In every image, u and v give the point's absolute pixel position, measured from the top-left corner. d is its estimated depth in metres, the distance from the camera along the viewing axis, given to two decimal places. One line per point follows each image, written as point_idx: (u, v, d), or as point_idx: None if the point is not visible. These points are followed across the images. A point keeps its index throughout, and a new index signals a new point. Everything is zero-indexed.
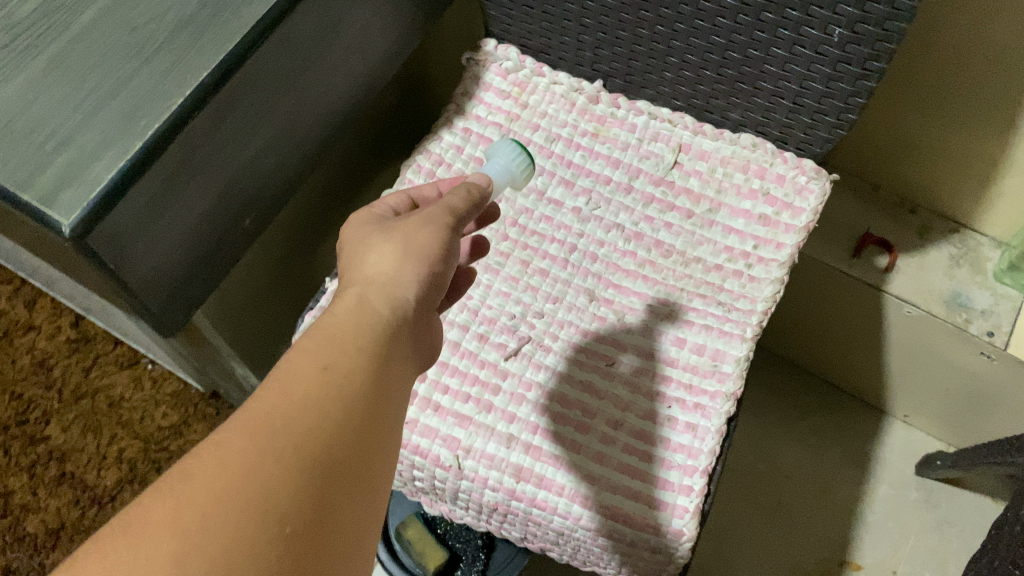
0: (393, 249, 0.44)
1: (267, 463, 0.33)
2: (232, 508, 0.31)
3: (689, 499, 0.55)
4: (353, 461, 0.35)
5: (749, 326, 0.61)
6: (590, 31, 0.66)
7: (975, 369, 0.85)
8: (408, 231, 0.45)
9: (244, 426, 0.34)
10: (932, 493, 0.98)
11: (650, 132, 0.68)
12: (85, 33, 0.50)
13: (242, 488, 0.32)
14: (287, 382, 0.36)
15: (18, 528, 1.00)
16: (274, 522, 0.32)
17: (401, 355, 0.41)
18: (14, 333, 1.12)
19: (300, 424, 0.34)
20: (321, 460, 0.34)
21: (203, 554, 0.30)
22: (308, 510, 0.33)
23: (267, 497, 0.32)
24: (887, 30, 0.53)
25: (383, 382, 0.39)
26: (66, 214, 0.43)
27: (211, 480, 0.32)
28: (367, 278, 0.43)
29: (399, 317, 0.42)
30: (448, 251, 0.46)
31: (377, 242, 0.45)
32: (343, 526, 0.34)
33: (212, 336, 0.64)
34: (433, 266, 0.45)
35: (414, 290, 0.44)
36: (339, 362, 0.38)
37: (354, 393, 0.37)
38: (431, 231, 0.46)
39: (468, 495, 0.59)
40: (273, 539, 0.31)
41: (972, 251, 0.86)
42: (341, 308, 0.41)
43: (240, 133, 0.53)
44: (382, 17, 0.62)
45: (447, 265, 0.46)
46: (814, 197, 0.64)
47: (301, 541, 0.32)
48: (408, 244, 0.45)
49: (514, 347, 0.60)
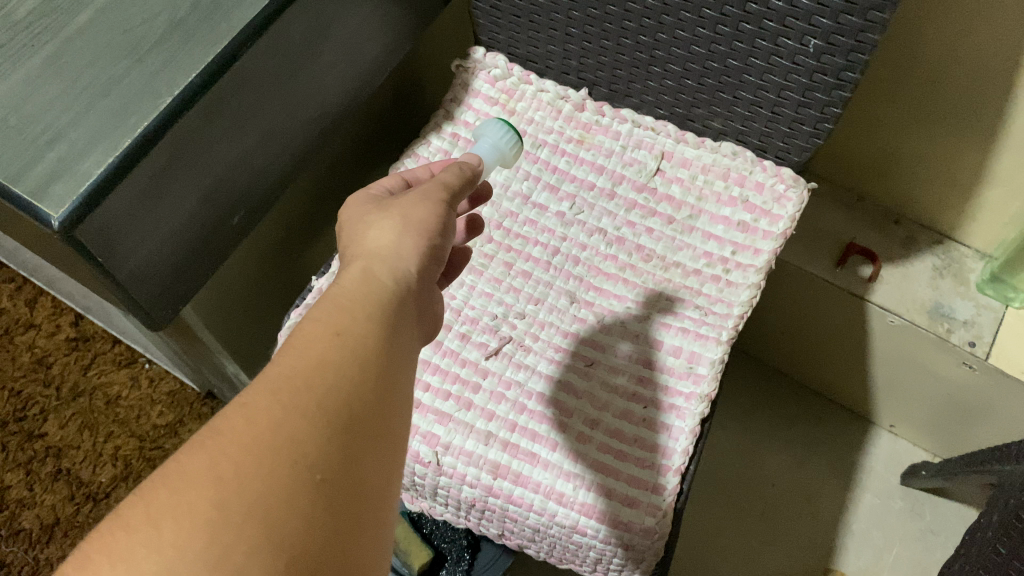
0: (392, 225, 0.46)
1: (294, 418, 0.34)
2: (265, 460, 0.33)
3: (662, 497, 0.56)
4: (373, 414, 0.37)
5: (724, 329, 0.62)
6: (576, 40, 0.67)
7: (958, 379, 0.86)
8: (408, 208, 0.47)
9: (268, 387, 0.35)
10: (917, 503, 0.99)
11: (634, 140, 0.70)
12: (79, 34, 0.51)
13: (272, 439, 0.33)
14: (302, 345, 0.37)
15: (14, 523, 1.01)
16: (305, 472, 0.33)
17: (409, 323, 0.42)
18: (15, 331, 1.14)
19: (321, 382, 0.36)
20: (344, 413, 0.35)
21: (240, 502, 0.31)
22: (336, 459, 0.34)
23: (296, 446, 0.33)
24: (860, 41, 0.54)
25: (397, 342, 0.40)
26: (56, 208, 0.45)
27: (240, 435, 0.33)
28: (368, 251, 0.44)
29: (406, 284, 0.43)
30: (446, 224, 0.47)
31: (377, 220, 0.46)
32: (370, 472, 0.35)
33: (201, 331, 0.66)
34: (432, 239, 0.46)
35: (415, 261, 0.44)
36: (352, 327, 0.39)
37: (367, 351, 0.38)
38: (428, 207, 0.47)
39: (447, 491, 0.59)
40: (305, 487, 0.33)
41: (955, 263, 0.87)
42: (347, 279, 0.42)
43: (229, 132, 0.55)
44: (371, 24, 0.64)
45: (446, 239, 0.47)
46: (792, 205, 0.65)
47: (331, 488, 0.33)
48: (408, 219, 0.46)
49: (495, 346, 0.62)
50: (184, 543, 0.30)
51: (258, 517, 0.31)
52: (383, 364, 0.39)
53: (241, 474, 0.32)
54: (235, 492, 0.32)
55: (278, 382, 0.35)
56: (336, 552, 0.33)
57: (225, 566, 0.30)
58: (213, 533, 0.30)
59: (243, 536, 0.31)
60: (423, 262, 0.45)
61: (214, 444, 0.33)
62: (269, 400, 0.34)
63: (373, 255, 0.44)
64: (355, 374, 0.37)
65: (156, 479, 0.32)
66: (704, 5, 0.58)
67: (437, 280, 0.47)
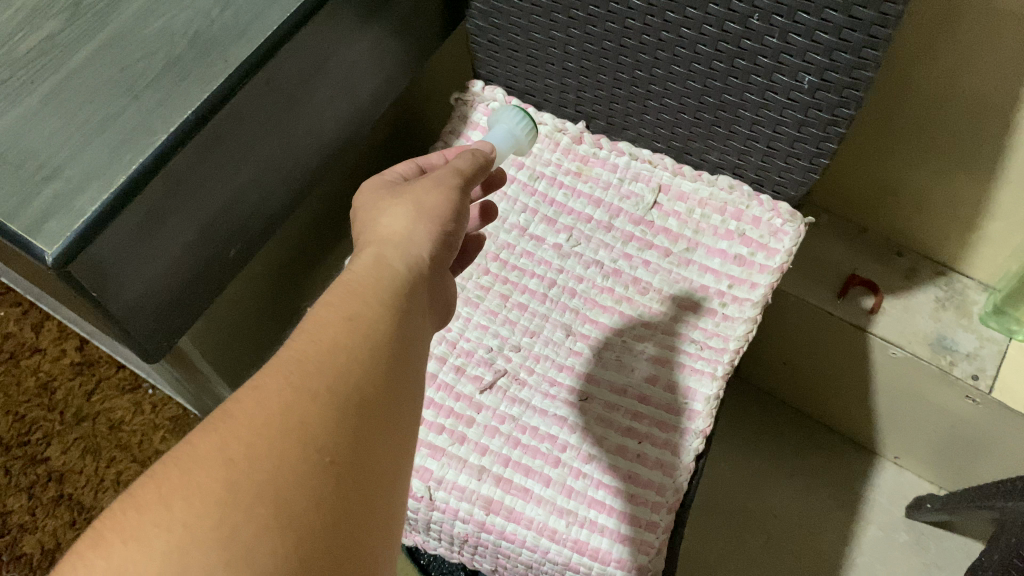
0: (405, 212, 0.47)
1: (303, 400, 0.34)
2: (273, 438, 0.32)
3: (656, 535, 0.56)
4: (379, 404, 0.36)
5: (720, 364, 0.61)
6: (573, 75, 0.68)
7: (961, 413, 0.85)
8: (420, 195, 0.48)
9: (278, 371, 0.35)
10: (921, 536, 0.98)
11: (631, 173, 0.70)
12: (78, 71, 0.52)
13: (283, 421, 0.33)
14: (313, 332, 0.37)
15: (15, 548, 1.02)
16: (315, 452, 0.33)
17: (419, 306, 0.43)
18: (20, 355, 1.14)
19: (330, 368, 0.35)
20: (354, 397, 0.35)
21: (249, 479, 0.31)
22: (345, 443, 0.34)
23: (307, 429, 0.33)
24: (855, 78, 0.55)
25: (406, 330, 0.40)
26: (50, 244, 0.45)
27: (251, 415, 0.33)
28: (381, 237, 0.45)
29: (417, 270, 0.44)
30: (459, 211, 0.49)
31: (390, 207, 0.47)
32: (376, 461, 0.35)
33: (201, 365, 0.66)
34: (444, 226, 0.47)
35: (427, 247, 0.45)
36: (363, 313, 0.39)
37: (377, 343, 0.38)
38: (440, 194, 0.48)
39: (440, 526, 0.59)
40: (313, 466, 0.32)
41: (958, 295, 0.87)
42: (359, 265, 0.43)
43: (226, 166, 0.55)
44: (370, 57, 0.64)
45: (458, 225, 0.48)
46: (789, 239, 0.65)
47: (341, 471, 0.33)
48: (419, 205, 0.47)
49: (490, 379, 0.61)
50: (194, 521, 0.30)
51: (266, 496, 0.31)
52: (391, 355, 0.38)
53: (252, 456, 0.32)
54: (245, 469, 0.31)
55: (290, 368, 0.35)
56: (347, 536, 0.32)
57: (234, 544, 0.29)
58: (224, 512, 0.30)
59: (254, 514, 0.30)
60: (435, 247, 0.46)
61: (225, 426, 0.33)
62: (282, 381, 0.34)
63: (387, 242, 0.45)
64: (366, 362, 0.37)
65: (167, 460, 0.32)
66: (699, 41, 0.59)
67: (449, 267, 0.49)
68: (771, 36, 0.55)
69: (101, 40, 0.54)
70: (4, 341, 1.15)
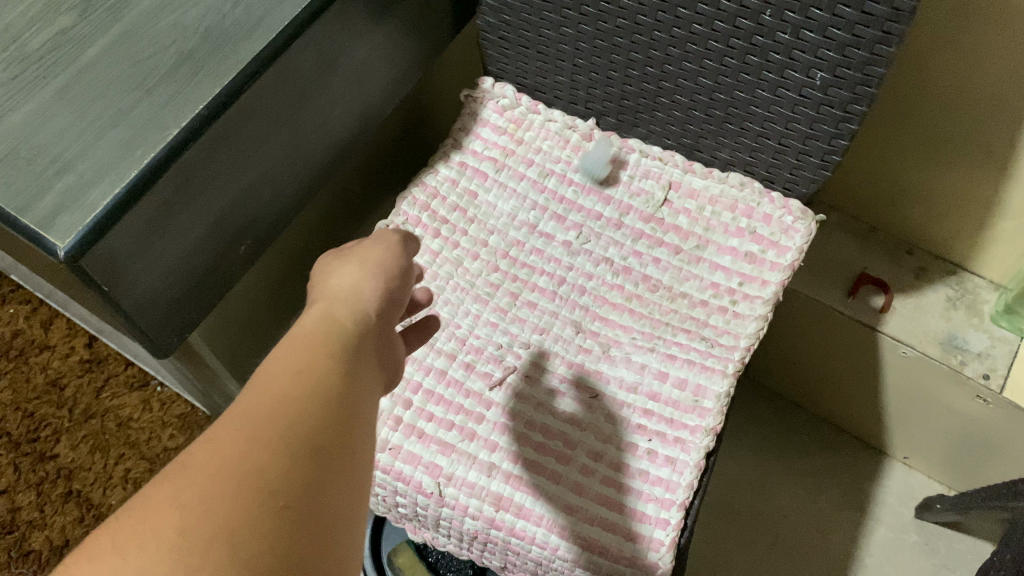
0: (350, 271, 0.47)
1: (256, 446, 0.33)
2: (225, 485, 0.32)
3: (666, 532, 0.55)
4: (336, 446, 0.36)
5: (731, 361, 0.61)
6: (584, 71, 0.68)
7: (972, 413, 0.85)
8: (367, 253, 0.49)
9: (230, 423, 0.34)
10: (931, 537, 0.98)
11: (641, 170, 0.70)
12: (90, 66, 0.52)
13: (236, 467, 0.32)
14: (266, 384, 0.37)
15: (24, 544, 1.02)
16: (268, 497, 0.32)
17: (369, 359, 0.42)
18: (30, 352, 1.15)
19: (283, 414, 0.35)
20: (309, 441, 0.35)
21: (203, 527, 0.30)
22: (299, 486, 0.33)
23: (261, 476, 0.32)
24: (867, 74, 0.54)
25: (358, 380, 0.40)
26: (62, 237, 0.45)
27: (203, 465, 0.32)
28: (328, 295, 0.45)
29: (365, 324, 0.44)
30: (406, 269, 0.49)
31: (336, 269, 0.48)
32: (333, 504, 0.34)
33: (210, 360, 0.66)
34: (390, 281, 0.47)
35: (374, 301, 0.46)
36: (313, 362, 0.39)
37: (332, 388, 0.38)
38: (386, 253, 0.49)
39: (449, 522, 0.58)
40: (267, 510, 0.32)
41: (969, 294, 0.86)
42: (306, 320, 0.43)
43: (237, 162, 0.55)
44: (380, 54, 0.64)
45: (404, 283, 0.49)
46: (800, 237, 0.64)
47: (296, 514, 0.32)
48: (366, 265, 0.48)
49: (500, 376, 0.61)
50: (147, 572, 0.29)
51: (220, 542, 0.30)
52: (345, 402, 0.38)
53: (204, 504, 0.31)
54: (198, 517, 0.30)
55: (241, 418, 0.35)
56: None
57: None
58: (178, 562, 0.29)
59: (208, 561, 0.29)
60: (382, 302, 0.46)
61: (177, 477, 0.32)
62: (234, 433, 0.34)
63: (335, 296, 0.45)
64: (320, 408, 0.36)
65: (119, 515, 0.31)
66: (710, 37, 0.59)
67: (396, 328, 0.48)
68: (783, 32, 0.55)
69: (112, 35, 0.54)
70: (14, 338, 1.16)
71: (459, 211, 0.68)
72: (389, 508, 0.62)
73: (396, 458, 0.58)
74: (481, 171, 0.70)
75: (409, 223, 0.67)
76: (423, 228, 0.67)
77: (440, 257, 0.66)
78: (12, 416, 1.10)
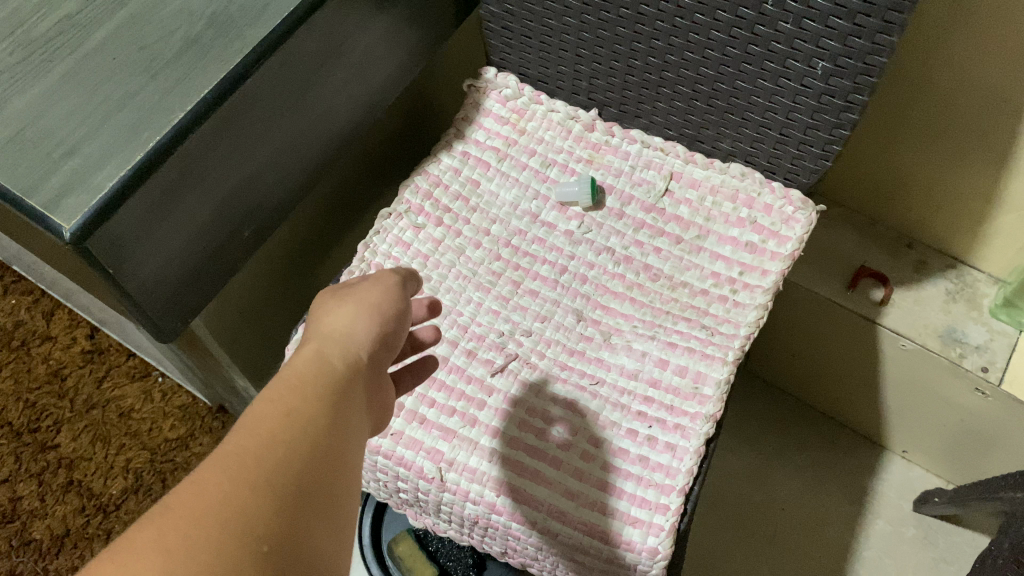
0: (346, 311, 0.46)
1: (244, 491, 0.34)
2: (210, 529, 0.32)
3: (666, 517, 0.55)
4: (318, 489, 0.37)
5: (731, 349, 0.61)
6: (586, 61, 0.68)
7: (971, 405, 0.85)
8: (362, 294, 0.48)
9: (218, 464, 0.35)
10: (930, 530, 0.98)
11: (643, 160, 0.70)
12: (97, 51, 0.53)
13: (222, 512, 0.33)
14: (253, 424, 0.38)
15: (25, 534, 1.02)
16: (253, 540, 0.33)
17: (358, 399, 0.43)
18: (31, 343, 1.15)
19: (271, 459, 0.36)
20: (294, 486, 0.36)
21: (188, 568, 0.31)
22: (283, 529, 0.34)
23: (246, 518, 0.33)
24: (868, 64, 0.55)
25: (345, 421, 0.41)
26: (68, 218, 0.46)
27: (190, 508, 0.33)
28: (324, 334, 0.45)
29: (357, 369, 0.44)
30: (401, 311, 0.49)
31: (332, 307, 0.47)
32: (313, 546, 0.35)
33: (211, 344, 0.67)
34: (384, 324, 0.47)
35: (367, 344, 0.45)
36: (301, 405, 0.39)
37: (320, 431, 0.39)
38: (383, 293, 0.49)
39: (450, 508, 0.59)
40: (251, 554, 0.32)
41: (968, 288, 0.87)
42: (299, 360, 0.43)
43: (242, 147, 0.55)
44: (384, 43, 0.65)
45: (399, 325, 0.48)
46: (801, 226, 0.65)
47: (277, 558, 0.33)
48: (363, 304, 0.47)
49: (501, 363, 0.61)
50: None
51: None
52: (331, 444, 0.39)
53: (191, 547, 0.31)
54: (184, 559, 0.31)
55: (231, 459, 0.35)
56: None
57: None
58: None
59: None
60: (376, 345, 0.46)
61: (163, 518, 0.32)
62: (221, 474, 0.35)
63: (328, 337, 0.44)
64: (306, 454, 0.37)
65: (104, 555, 0.31)
66: (713, 27, 0.59)
67: (388, 370, 0.47)
68: (785, 22, 0.56)
69: (118, 20, 0.54)
70: (16, 329, 1.16)
71: (461, 200, 0.69)
72: (391, 493, 0.62)
73: (397, 444, 0.58)
74: (484, 160, 0.70)
75: (411, 211, 0.67)
76: (425, 217, 0.67)
77: (442, 245, 0.66)
78: (14, 406, 1.11)
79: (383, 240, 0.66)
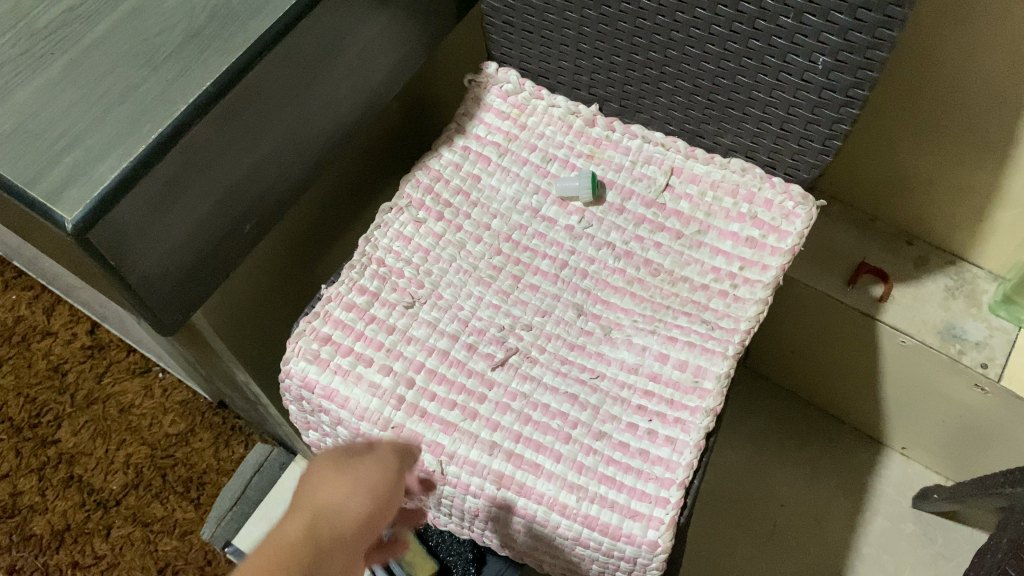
0: (341, 488, 0.51)
1: None
2: None
3: (666, 511, 0.55)
4: None
5: (731, 343, 0.61)
6: (587, 56, 0.68)
7: (971, 401, 0.85)
8: (362, 471, 0.53)
9: None
10: (928, 527, 0.98)
11: (643, 155, 0.70)
12: (99, 44, 0.53)
13: None
14: None
15: (26, 528, 1.02)
16: None
17: None
18: (32, 338, 1.15)
19: None
20: None
21: None
22: None
23: None
24: (869, 58, 0.55)
25: None
26: (70, 211, 0.46)
27: None
28: (319, 506, 0.50)
29: (341, 544, 0.49)
30: (394, 487, 0.54)
31: (329, 474, 0.52)
32: None
33: (211, 338, 0.67)
34: (373, 505, 0.52)
35: (354, 530, 0.50)
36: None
37: None
38: (378, 474, 0.53)
39: (451, 501, 0.59)
40: None
41: (967, 284, 0.87)
42: (291, 527, 0.48)
43: (243, 140, 0.55)
44: (385, 38, 0.65)
45: (386, 511, 0.53)
46: (801, 221, 0.65)
47: None
48: (357, 486, 0.52)
49: (501, 357, 0.61)
50: None
51: None
52: None
53: None
54: None
55: None
56: None
57: None
58: None
59: None
60: (360, 529, 0.51)
61: None
62: None
63: (322, 509, 0.50)
64: None
65: None
66: (714, 21, 0.59)
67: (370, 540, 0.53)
68: (786, 17, 0.56)
69: (120, 13, 0.54)
70: (16, 324, 1.16)
71: (462, 195, 0.69)
72: None
73: (398, 437, 0.58)
74: (484, 155, 0.70)
75: (412, 206, 0.67)
76: (426, 212, 0.67)
77: (443, 240, 0.66)
78: (14, 402, 1.11)
79: (384, 234, 0.66)
